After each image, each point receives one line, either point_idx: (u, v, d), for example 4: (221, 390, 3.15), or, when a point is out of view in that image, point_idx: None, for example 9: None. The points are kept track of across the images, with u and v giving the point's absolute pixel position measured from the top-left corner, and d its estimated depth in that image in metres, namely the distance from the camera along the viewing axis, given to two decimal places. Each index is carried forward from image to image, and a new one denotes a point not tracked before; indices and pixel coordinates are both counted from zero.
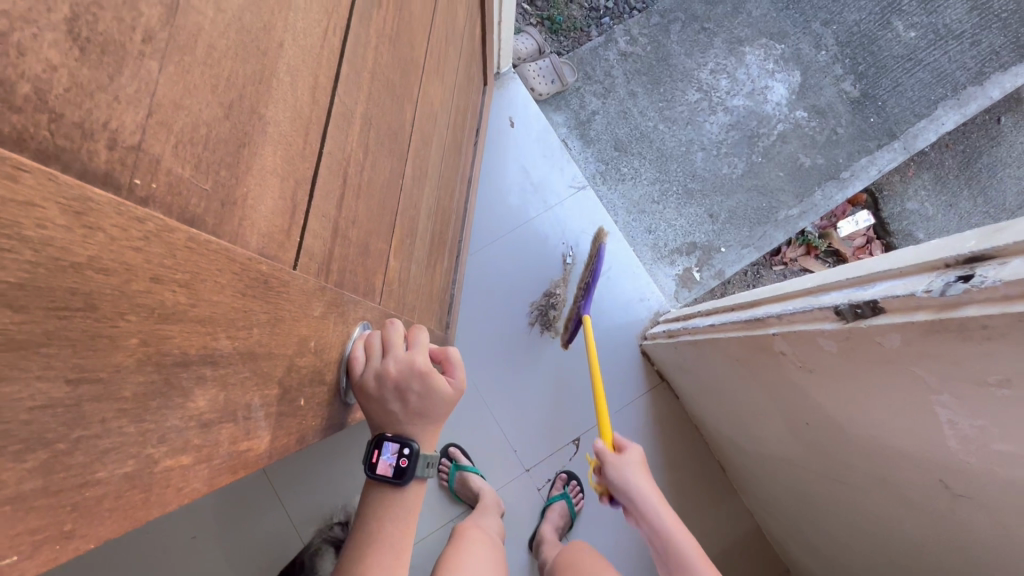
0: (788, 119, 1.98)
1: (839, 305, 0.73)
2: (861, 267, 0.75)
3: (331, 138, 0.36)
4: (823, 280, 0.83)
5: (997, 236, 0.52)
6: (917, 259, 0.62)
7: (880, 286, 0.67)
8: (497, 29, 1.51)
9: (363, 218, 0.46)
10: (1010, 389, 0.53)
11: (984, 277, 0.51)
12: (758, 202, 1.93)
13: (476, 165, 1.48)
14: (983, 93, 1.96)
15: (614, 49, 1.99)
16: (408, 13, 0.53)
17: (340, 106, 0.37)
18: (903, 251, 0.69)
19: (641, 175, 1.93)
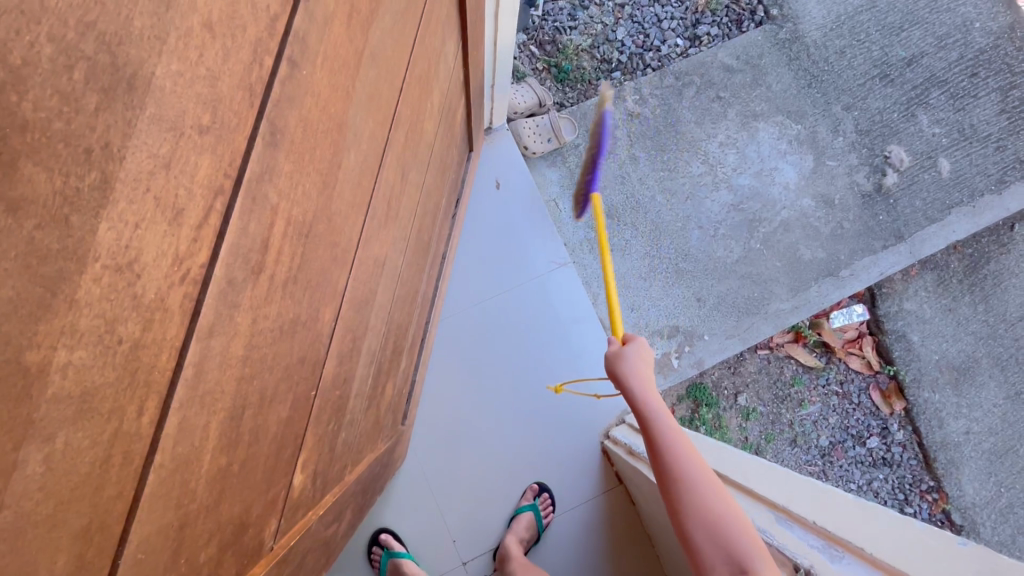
0: (793, 206, 1.88)
1: (798, 562, 0.60)
2: (834, 515, 0.69)
3: (140, 526, 0.27)
4: (789, 502, 0.75)
5: None
6: (897, 560, 0.56)
7: (846, 566, 0.58)
8: (488, 91, 1.49)
9: (231, 514, 0.38)
10: None
11: None
12: (750, 290, 1.83)
13: (453, 238, 1.40)
14: (1000, 202, 1.89)
15: (621, 108, 1.90)
16: (319, 223, 0.44)
17: (173, 461, 0.29)
18: (882, 530, 0.64)
19: (631, 248, 1.82)
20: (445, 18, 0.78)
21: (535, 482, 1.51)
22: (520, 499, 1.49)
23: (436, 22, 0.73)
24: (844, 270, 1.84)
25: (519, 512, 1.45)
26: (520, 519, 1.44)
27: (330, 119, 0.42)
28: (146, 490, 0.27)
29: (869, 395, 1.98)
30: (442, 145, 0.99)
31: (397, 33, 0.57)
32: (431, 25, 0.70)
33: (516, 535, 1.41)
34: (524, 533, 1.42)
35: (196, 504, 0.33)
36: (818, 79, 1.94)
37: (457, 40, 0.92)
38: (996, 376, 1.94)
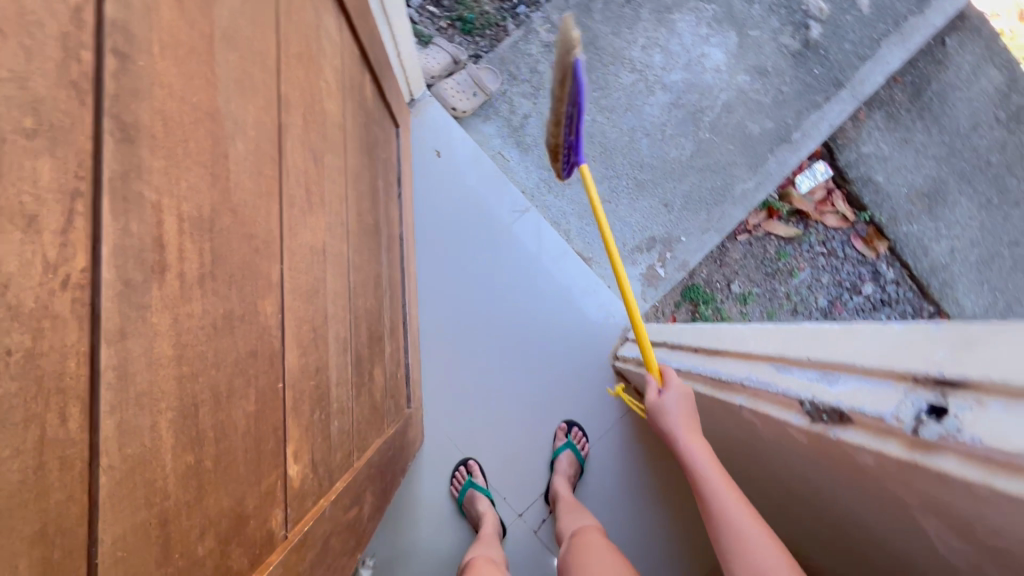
0: (730, 86, 1.86)
1: (804, 399, 0.64)
2: (823, 337, 0.67)
3: (111, 524, 0.29)
4: (783, 344, 0.74)
5: (965, 356, 0.45)
6: (881, 359, 0.54)
7: (843, 387, 0.59)
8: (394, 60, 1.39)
9: (219, 508, 0.40)
10: (1003, 541, 0.44)
11: (960, 422, 0.43)
12: (712, 181, 1.83)
13: (406, 217, 1.39)
14: (925, 22, 1.89)
15: (535, 41, 1.85)
16: (222, 217, 0.44)
17: (126, 462, 0.30)
18: (865, 329, 0.60)
19: (587, 175, 1.82)
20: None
21: (564, 420, 1.54)
22: (554, 442, 1.52)
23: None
24: (795, 134, 1.86)
25: (559, 453, 1.48)
26: (561, 459, 1.47)
27: (198, 108, 0.41)
28: (103, 492, 0.28)
29: (853, 246, 2.05)
30: (359, 124, 0.97)
31: (259, 10, 0.55)
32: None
33: (562, 474, 1.44)
34: (569, 471, 1.45)
35: (172, 501, 0.34)
36: None
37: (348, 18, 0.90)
38: (964, 190, 2.07)
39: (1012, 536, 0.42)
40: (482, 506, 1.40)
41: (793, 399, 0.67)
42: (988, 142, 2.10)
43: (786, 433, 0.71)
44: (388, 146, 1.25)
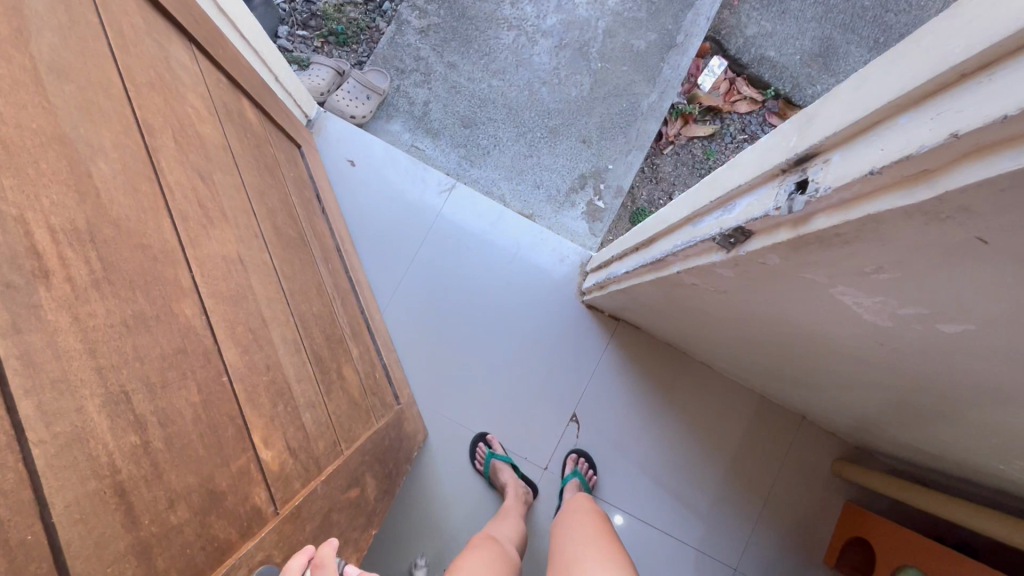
0: (605, 13, 1.91)
1: (713, 235, 0.69)
2: (718, 180, 0.72)
3: (59, 487, 0.34)
4: (693, 204, 0.79)
5: (810, 130, 0.51)
6: (758, 169, 0.60)
7: (738, 208, 0.63)
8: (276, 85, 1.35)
9: (186, 482, 0.44)
10: (887, 272, 0.49)
11: (817, 182, 0.48)
12: (618, 105, 1.88)
13: (337, 230, 1.40)
14: None
15: (410, 31, 1.87)
16: (104, 231, 0.46)
17: (58, 438, 0.35)
18: (744, 155, 0.66)
19: (501, 138, 1.85)
20: (157, 21, 0.77)
21: (574, 451, 1.54)
22: (561, 473, 1.51)
23: (143, 26, 0.71)
24: (678, 38, 1.91)
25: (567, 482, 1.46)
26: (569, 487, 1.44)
27: (40, 132, 0.43)
28: (39, 463, 0.33)
29: (770, 124, 2.20)
30: (251, 146, 0.99)
31: (90, 42, 0.56)
32: (137, 30, 0.69)
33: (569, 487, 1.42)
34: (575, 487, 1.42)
35: (124, 474, 0.39)
36: None
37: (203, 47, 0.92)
38: (851, 40, 2.24)
39: (888, 262, 0.47)
40: (505, 475, 1.44)
41: (709, 240, 0.71)
42: None
43: (716, 276, 0.75)
44: (294, 166, 1.26)
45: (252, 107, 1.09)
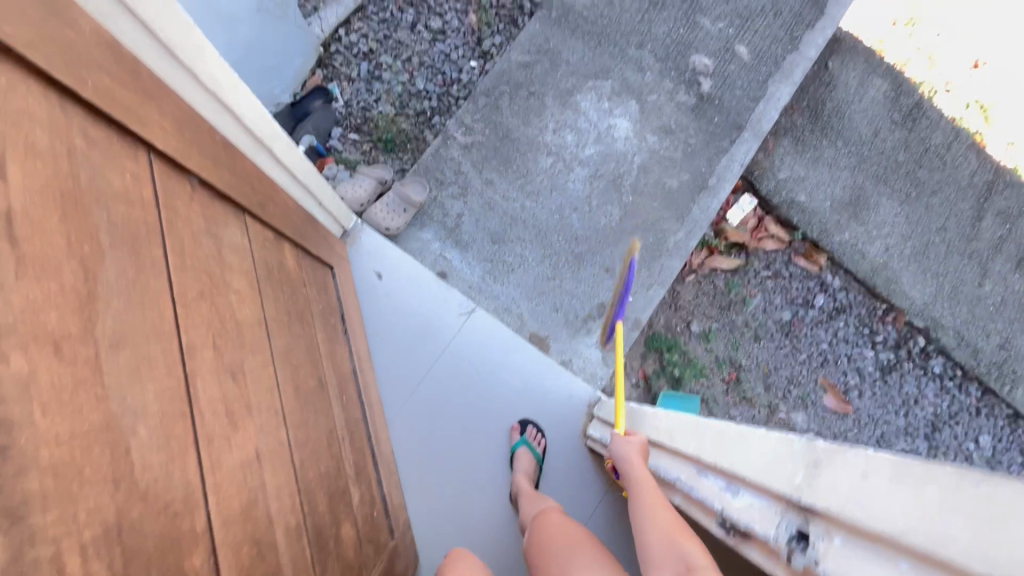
0: (642, 149, 1.98)
1: (717, 510, 0.70)
2: (726, 445, 0.74)
3: None
4: (700, 447, 0.81)
5: (814, 480, 0.53)
6: (763, 477, 0.62)
7: (744, 502, 0.65)
8: (319, 209, 1.40)
9: None
10: None
11: (820, 549, 0.50)
12: (645, 238, 1.92)
13: (355, 352, 1.44)
14: (801, 56, 2.09)
15: (454, 146, 1.95)
16: (132, 510, 0.49)
17: None
18: (751, 440, 0.68)
19: (527, 258, 1.88)
20: (219, 209, 0.83)
21: (520, 420, 1.61)
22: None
23: (204, 226, 0.77)
24: (711, 180, 1.98)
25: (516, 452, 1.53)
26: (520, 457, 1.52)
27: (89, 433, 0.46)
28: None
29: (795, 264, 2.27)
30: (285, 299, 1.04)
31: (152, 283, 0.61)
32: (198, 234, 0.74)
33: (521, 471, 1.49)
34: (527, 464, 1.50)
35: None
36: (602, 34, 2.06)
37: (257, 213, 0.97)
38: (883, 191, 2.33)
39: None
40: None
41: (712, 509, 0.72)
42: (893, 143, 2.36)
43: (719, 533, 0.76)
44: (323, 294, 1.31)
45: (292, 249, 1.15)
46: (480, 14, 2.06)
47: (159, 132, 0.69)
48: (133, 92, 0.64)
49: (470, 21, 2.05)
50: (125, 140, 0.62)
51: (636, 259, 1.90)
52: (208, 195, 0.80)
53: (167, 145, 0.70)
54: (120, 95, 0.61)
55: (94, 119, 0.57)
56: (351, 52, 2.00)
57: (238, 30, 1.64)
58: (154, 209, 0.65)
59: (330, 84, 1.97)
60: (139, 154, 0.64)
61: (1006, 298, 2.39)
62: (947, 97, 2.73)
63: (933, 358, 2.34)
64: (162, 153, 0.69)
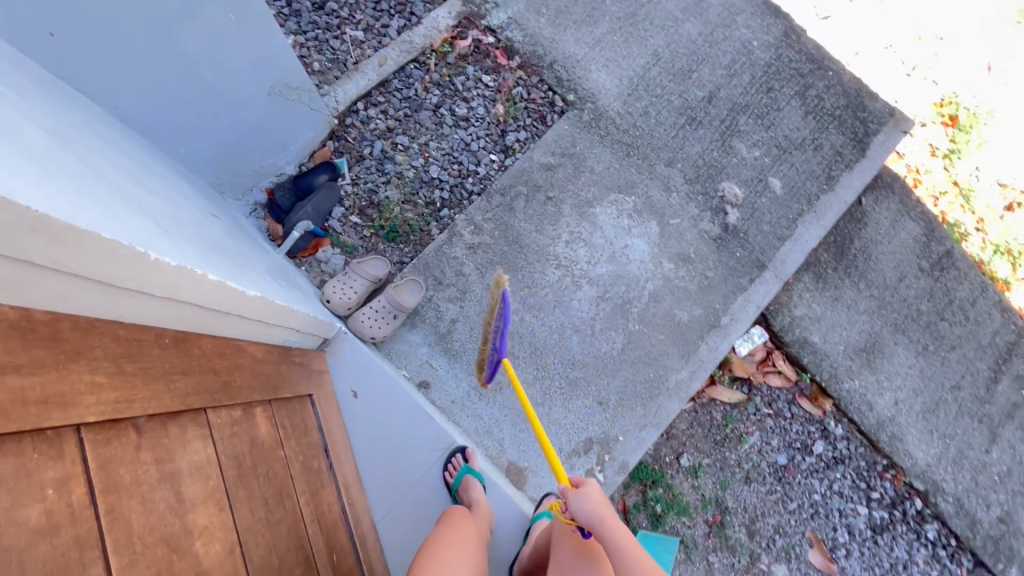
0: (656, 275, 1.87)
1: None
2: None
3: None
4: None
5: None
6: None
7: None
8: (296, 335, 1.29)
9: None
10: None
11: None
12: (646, 373, 1.80)
13: (340, 493, 1.31)
14: (836, 198, 2.00)
15: (460, 244, 1.84)
16: None
17: None
18: None
19: (517, 378, 1.76)
20: (172, 433, 0.74)
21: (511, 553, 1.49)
22: None
23: (157, 473, 0.68)
24: (724, 318, 1.86)
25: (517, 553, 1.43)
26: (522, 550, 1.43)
27: None
28: None
29: (799, 404, 2.17)
30: (258, 484, 0.93)
31: None
32: (149, 492, 0.65)
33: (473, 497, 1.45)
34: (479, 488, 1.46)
35: None
36: (632, 146, 1.96)
37: (220, 400, 0.88)
38: (900, 340, 2.22)
39: None
40: None
41: None
42: (916, 291, 2.27)
43: None
44: (301, 439, 1.21)
45: (263, 409, 1.06)
46: (508, 105, 1.96)
47: (91, 397, 0.59)
48: (56, 369, 0.55)
49: (496, 112, 1.95)
50: (43, 437, 0.53)
51: (632, 394, 1.78)
52: (160, 425, 0.72)
53: (104, 406, 0.61)
54: (36, 392, 0.52)
55: (1, 450, 0.48)
56: (367, 128, 1.88)
57: (243, 111, 1.48)
58: (88, 509, 0.55)
59: (338, 158, 1.84)
60: (65, 447, 0.55)
61: (1014, 469, 2.24)
62: (976, 238, 2.62)
63: (928, 522, 2.17)
64: (98, 420, 0.60)
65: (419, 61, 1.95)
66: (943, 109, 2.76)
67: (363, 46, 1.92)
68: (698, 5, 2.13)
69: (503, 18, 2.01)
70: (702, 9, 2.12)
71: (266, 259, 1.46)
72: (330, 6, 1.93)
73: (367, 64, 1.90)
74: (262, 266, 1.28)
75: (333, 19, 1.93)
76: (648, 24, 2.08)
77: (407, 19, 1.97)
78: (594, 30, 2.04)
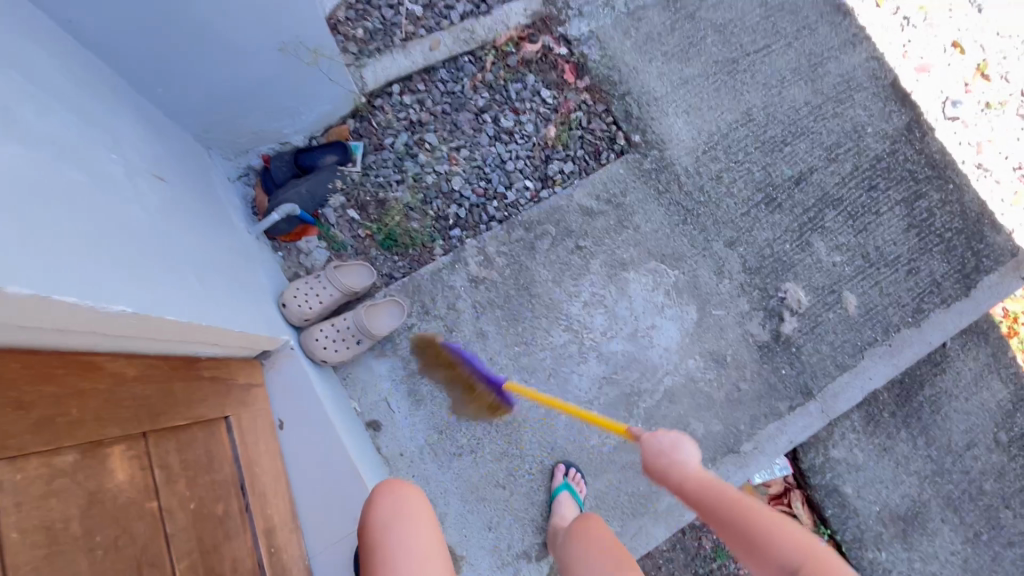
0: (678, 370, 1.57)
1: None
2: None
3: None
4: None
5: None
6: None
7: None
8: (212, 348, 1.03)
9: None
10: None
11: None
12: (635, 483, 1.50)
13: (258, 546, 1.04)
14: (920, 337, 1.65)
15: (462, 273, 1.57)
16: None
17: None
18: None
19: (483, 447, 1.48)
20: None
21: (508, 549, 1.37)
22: None
23: None
24: (746, 445, 1.55)
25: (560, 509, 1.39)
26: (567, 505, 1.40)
27: None
28: None
29: None
30: (88, 561, 0.66)
31: None
32: None
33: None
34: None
35: None
36: (692, 212, 1.66)
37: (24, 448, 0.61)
38: (948, 518, 1.85)
39: None
40: None
41: None
42: (983, 465, 1.89)
43: None
44: (198, 477, 0.94)
45: (129, 447, 0.79)
46: (562, 130, 1.67)
47: None
48: None
49: (547, 134, 1.67)
50: None
51: (612, 503, 1.49)
52: None
53: None
54: None
55: None
56: (396, 115, 1.63)
57: (245, 63, 1.25)
58: None
59: (354, 141, 1.60)
60: None
61: None
62: None
63: None
64: None
65: (476, 55, 1.69)
66: None
67: (417, 25, 1.66)
68: (813, 69, 1.80)
69: (584, 30, 1.73)
70: (817, 74, 1.79)
71: (220, 243, 1.21)
72: None
73: (416, 45, 1.64)
74: (195, 261, 1.02)
75: None
76: (749, 77, 1.77)
77: (476, 5, 1.70)
78: (684, 68, 1.74)
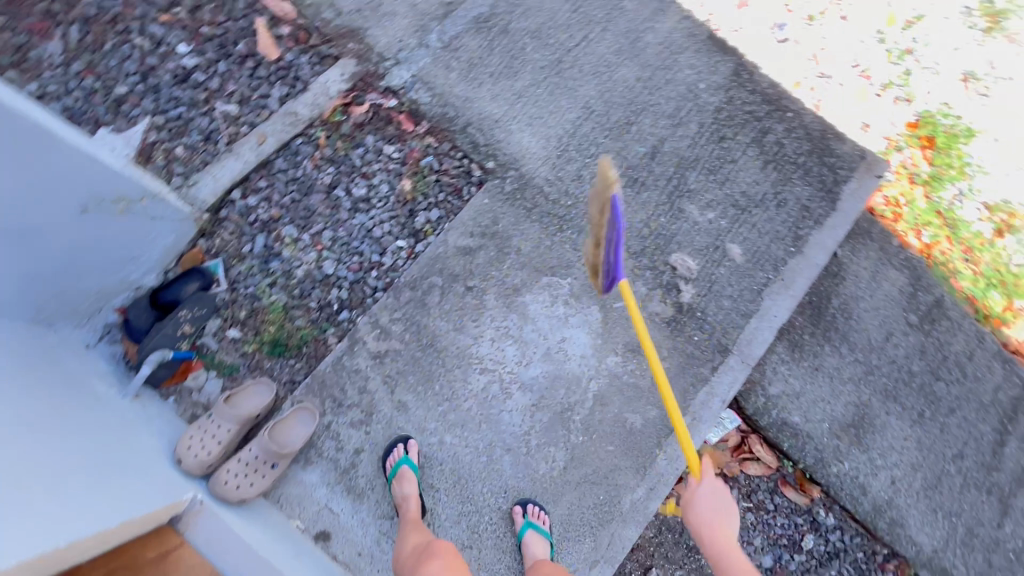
0: (601, 372, 1.59)
1: None
2: None
3: None
4: None
5: None
6: None
7: None
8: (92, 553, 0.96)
9: None
10: None
11: None
12: (596, 495, 1.52)
13: None
14: (806, 261, 1.73)
15: (363, 353, 1.54)
16: None
17: None
18: None
19: (439, 516, 1.47)
20: None
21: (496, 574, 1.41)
22: None
23: None
24: (683, 419, 1.59)
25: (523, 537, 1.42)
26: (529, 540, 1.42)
27: None
28: None
29: (782, 495, 1.90)
30: None
31: None
32: None
33: (404, 494, 1.40)
34: (415, 485, 1.41)
35: None
36: (564, 219, 1.68)
37: None
38: (892, 410, 1.96)
39: None
40: None
41: None
42: (905, 350, 2.01)
43: None
44: None
45: None
46: (416, 180, 1.67)
47: None
48: None
49: (402, 189, 1.66)
50: None
51: (580, 522, 1.51)
52: None
53: None
54: None
55: None
56: (246, 220, 1.59)
57: (43, 240, 1.19)
58: None
59: (212, 260, 1.55)
60: None
61: None
62: None
63: None
64: None
65: (307, 135, 1.66)
66: (942, 121, 2.24)
67: (238, 123, 1.63)
68: (633, 45, 1.85)
69: (407, 76, 1.72)
70: (638, 48, 1.85)
71: (79, 435, 1.13)
72: (196, 77, 1.64)
73: (243, 144, 1.61)
74: (38, 479, 0.96)
75: (200, 92, 1.64)
76: (577, 71, 1.80)
77: (291, 85, 1.68)
78: (514, 83, 1.76)
